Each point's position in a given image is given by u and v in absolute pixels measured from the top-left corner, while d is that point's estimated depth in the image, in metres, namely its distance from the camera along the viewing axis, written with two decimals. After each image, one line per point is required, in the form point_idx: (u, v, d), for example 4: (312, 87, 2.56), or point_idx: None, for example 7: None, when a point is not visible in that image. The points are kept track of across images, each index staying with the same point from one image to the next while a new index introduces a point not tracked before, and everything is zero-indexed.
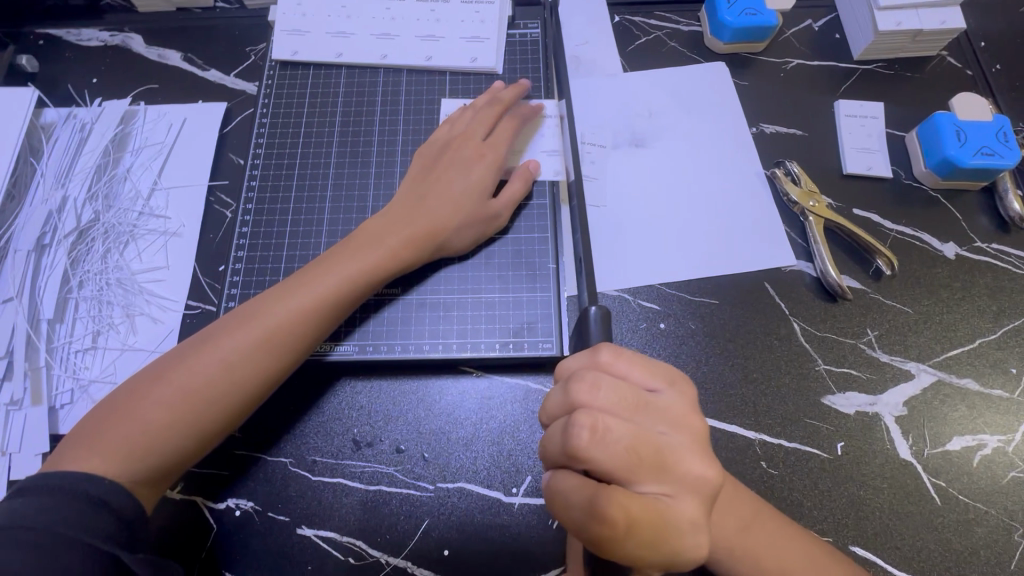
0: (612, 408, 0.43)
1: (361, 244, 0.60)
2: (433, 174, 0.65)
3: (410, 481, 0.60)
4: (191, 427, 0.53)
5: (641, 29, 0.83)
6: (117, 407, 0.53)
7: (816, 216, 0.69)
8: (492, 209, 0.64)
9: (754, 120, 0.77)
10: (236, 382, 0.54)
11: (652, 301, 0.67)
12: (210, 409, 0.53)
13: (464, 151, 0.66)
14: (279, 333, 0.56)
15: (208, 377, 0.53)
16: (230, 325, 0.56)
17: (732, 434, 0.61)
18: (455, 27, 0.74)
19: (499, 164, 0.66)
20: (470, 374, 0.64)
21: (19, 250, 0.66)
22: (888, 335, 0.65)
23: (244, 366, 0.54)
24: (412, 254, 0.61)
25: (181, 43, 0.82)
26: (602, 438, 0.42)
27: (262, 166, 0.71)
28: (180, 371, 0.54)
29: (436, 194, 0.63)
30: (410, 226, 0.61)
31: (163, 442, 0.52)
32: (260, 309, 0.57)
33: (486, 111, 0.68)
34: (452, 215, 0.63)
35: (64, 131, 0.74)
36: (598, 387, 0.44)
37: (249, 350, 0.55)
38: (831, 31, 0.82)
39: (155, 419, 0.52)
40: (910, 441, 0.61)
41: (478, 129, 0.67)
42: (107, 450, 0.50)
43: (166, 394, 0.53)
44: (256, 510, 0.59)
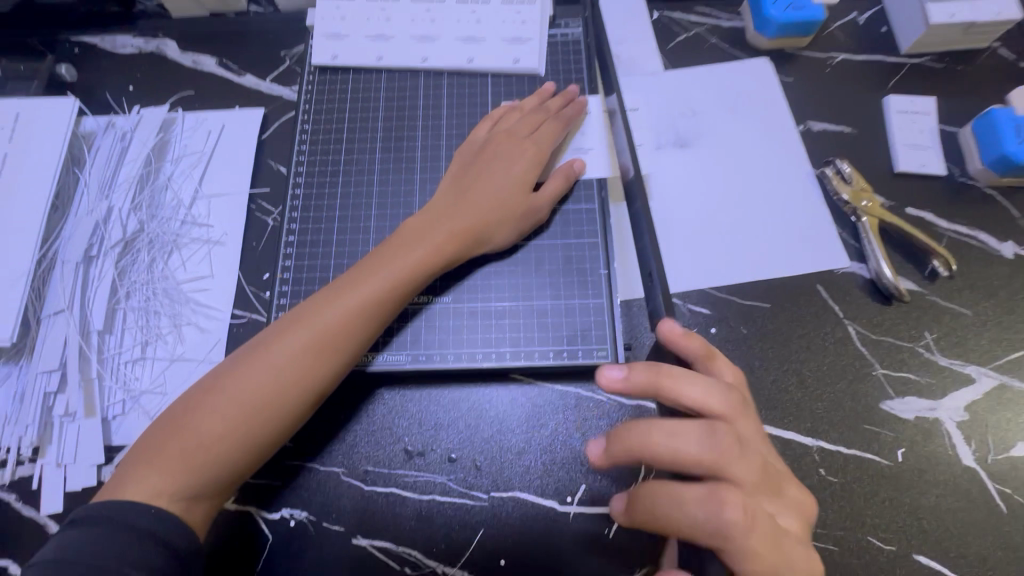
0: (741, 420, 0.47)
1: (405, 242, 0.58)
2: (474, 170, 0.63)
3: (464, 491, 0.60)
4: (246, 439, 0.50)
5: (682, 25, 0.81)
6: (173, 422, 0.51)
7: (870, 217, 0.67)
8: (532, 203, 0.63)
9: (801, 118, 0.75)
10: (289, 389, 0.51)
11: (702, 305, 0.66)
12: (263, 421, 0.51)
13: (504, 146, 0.64)
14: (329, 337, 0.53)
15: (260, 385, 0.51)
16: (279, 329, 0.53)
17: (789, 441, 0.60)
18: (496, 27, 0.73)
19: (540, 157, 0.65)
20: (521, 381, 0.63)
21: (67, 261, 0.66)
22: (947, 338, 0.64)
23: (296, 372, 0.52)
24: (456, 251, 0.59)
25: (216, 48, 0.81)
26: (738, 446, 0.45)
27: (304, 173, 0.70)
28: (232, 380, 0.51)
29: (479, 189, 0.62)
30: (454, 222, 0.60)
31: (218, 455, 0.50)
32: (308, 313, 0.54)
33: (530, 115, 0.67)
34: (493, 211, 0.61)
35: (104, 140, 0.74)
36: (730, 391, 0.47)
37: (299, 355, 0.52)
38: (878, 23, 0.80)
39: (209, 432, 0.50)
40: (973, 448, 0.59)
41: (522, 128, 0.66)
42: (165, 466, 0.49)
43: (219, 404, 0.50)
44: (311, 520, 0.59)
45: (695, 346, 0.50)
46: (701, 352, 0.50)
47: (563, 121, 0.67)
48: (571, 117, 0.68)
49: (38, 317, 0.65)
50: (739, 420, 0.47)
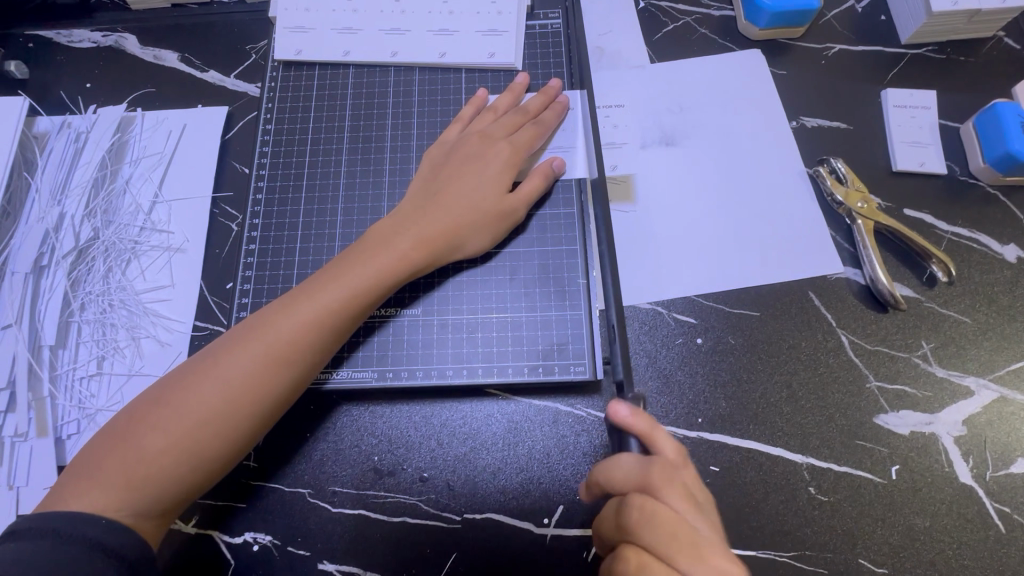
0: (667, 495, 0.43)
1: (370, 248, 0.55)
2: (445, 172, 0.60)
3: (436, 512, 0.57)
4: (194, 456, 0.47)
5: (669, 15, 0.76)
6: (114, 435, 0.47)
7: (865, 219, 0.63)
8: (508, 205, 0.59)
9: (794, 113, 0.71)
10: (241, 403, 0.48)
11: (687, 314, 0.63)
12: (212, 437, 0.47)
13: (477, 147, 0.61)
14: (286, 348, 0.49)
15: (209, 399, 0.47)
16: (232, 340, 0.50)
17: (777, 458, 0.57)
18: (470, 19, 0.69)
19: (516, 158, 0.61)
20: (496, 396, 0.60)
21: (17, 272, 0.63)
22: (945, 348, 0.60)
23: (249, 386, 0.48)
24: (424, 258, 0.56)
25: (177, 42, 0.77)
26: (648, 524, 0.42)
27: (268, 176, 0.66)
28: (180, 393, 0.48)
29: (451, 192, 0.58)
30: (422, 227, 0.56)
31: (163, 473, 0.46)
32: (263, 322, 0.50)
33: (509, 115, 0.63)
34: (465, 215, 0.57)
35: (58, 142, 0.70)
36: (655, 469, 0.43)
37: (253, 368, 0.48)
38: (876, 11, 0.75)
39: (152, 448, 0.46)
40: (971, 464, 0.56)
41: (499, 130, 0.62)
42: (105, 483, 0.45)
43: (165, 419, 0.47)
44: (275, 545, 0.56)
45: (634, 421, 0.45)
46: (644, 429, 0.45)
47: (543, 123, 0.63)
48: (551, 118, 0.64)
49: None
50: (668, 497, 0.43)
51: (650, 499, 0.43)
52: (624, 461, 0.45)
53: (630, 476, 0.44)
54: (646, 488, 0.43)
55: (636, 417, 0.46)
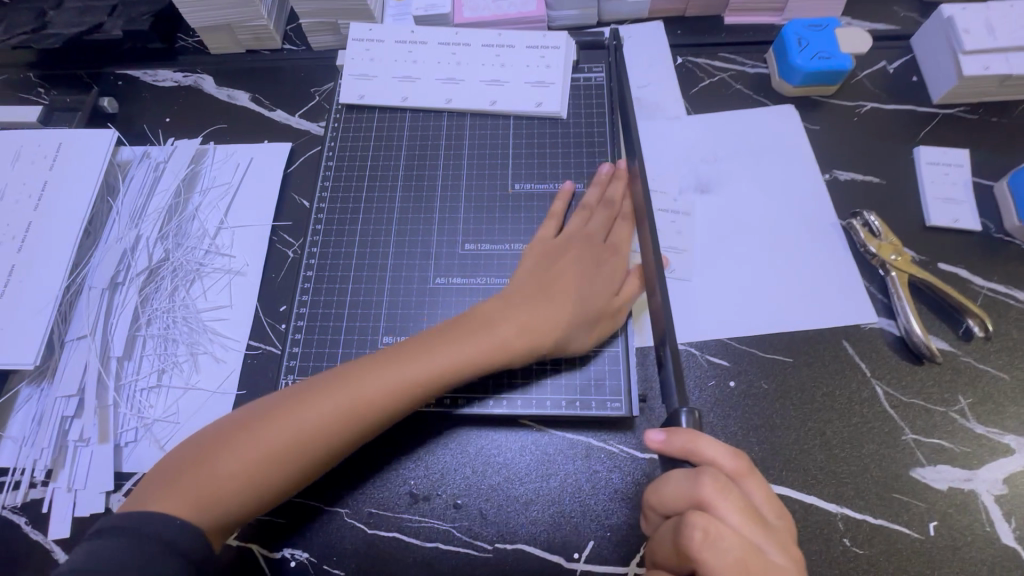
0: (722, 508, 0.44)
1: (472, 326, 0.57)
2: (558, 251, 0.63)
3: (468, 540, 0.58)
4: (265, 484, 0.50)
5: (705, 71, 0.81)
6: (199, 448, 0.50)
7: (899, 271, 0.65)
8: (610, 282, 0.62)
9: (827, 166, 0.74)
10: (313, 452, 0.51)
11: (719, 356, 0.64)
12: (288, 474, 0.50)
13: (580, 235, 0.64)
14: (358, 417, 0.52)
15: (284, 443, 0.50)
16: (316, 392, 0.53)
17: (810, 506, 0.57)
18: (521, 71, 0.74)
19: (612, 218, 0.66)
20: (531, 428, 0.62)
21: (94, 287, 0.68)
22: (983, 404, 0.60)
23: (322, 442, 0.51)
24: (544, 312, 0.58)
25: (250, 84, 0.84)
26: (710, 546, 0.43)
27: (327, 208, 0.71)
28: (264, 424, 0.51)
29: (566, 266, 0.61)
30: (526, 305, 0.58)
31: (235, 493, 0.49)
32: (354, 375, 0.54)
33: (595, 193, 0.67)
34: (579, 280, 0.61)
35: (139, 170, 0.77)
36: (707, 482, 0.44)
37: (331, 426, 0.51)
38: (907, 72, 0.79)
39: (227, 466, 0.49)
40: (1012, 525, 0.55)
41: (591, 201, 0.67)
42: (183, 492, 0.48)
43: (244, 441, 0.50)
44: (311, 562, 0.58)
45: (673, 440, 0.48)
46: (684, 448, 0.47)
47: (613, 200, 0.67)
48: (618, 193, 0.67)
49: (62, 341, 0.66)
50: (725, 512, 0.44)
51: (706, 514, 0.44)
52: (675, 476, 0.47)
53: (683, 492, 0.45)
54: (702, 503, 0.44)
55: (675, 437, 0.48)
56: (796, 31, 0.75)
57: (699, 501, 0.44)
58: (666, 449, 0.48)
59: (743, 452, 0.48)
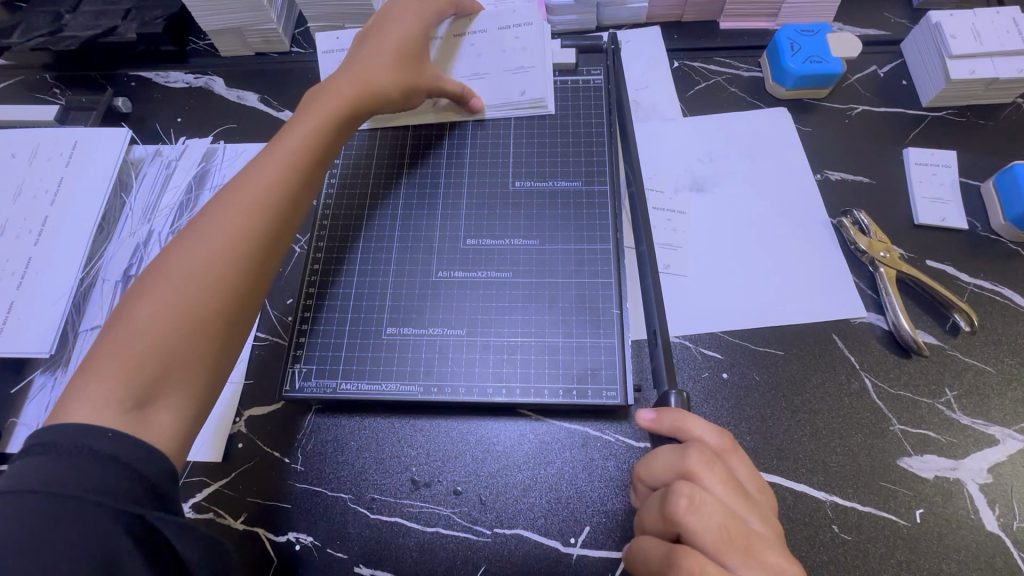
0: (706, 478, 0.46)
1: (283, 133, 0.62)
2: (350, 60, 0.68)
3: (467, 525, 0.60)
4: (198, 306, 0.51)
5: (701, 74, 0.83)
6: (109, 327, 0.50)
7: (888, 268, 0.67)
8: (418, 61, 0.69)
9: (818, 166, 0.76)
10: (230, 258, 0.53)
11: (712, 349, 0.66)
12: (229, 279, 0.53)
13: (379, 40, 0.69)
14: (267, 195, 0.57)
15: (199, 257, 0.52)
16: (215, 209, 0.56)
17: (800, 493, 0.59)
18: (498, 57, 0.76)
19: (422, 16, 0.71)
20: (529, 417, 0.64)
21: (108, 280, 0.71)
22: (969, 396, 0.62)
23: (231, 239, 0.54)
24: (360, 103, 0.66)
25: (259, 85, 0.87)
26: (696, 512, 0.45)
27: (333, 203, 0.73)
28: (169, 267, 0.52)
29: (365, 61, 0.67)
30: (327, 106, 0.64)
31: (159, 351, 0.49)
32: (236, 186, 0.57)
33: (403, 5, 0.71)
34: (380, 61, 0.67)
35: (151, 168, 0.79)
36: (692, 453, 0.47)
37: (240, 218, 0.55)
38: (897, 77, 0.81)
39: (147, 319, 0.49)
40: (996, 512, 0.57)
41: (406, 7, 0.71)
42: (109, 370, 0.47)
43: (157, 295, 0.50)
44: (316, 546, 0.60)
45: (662, 419, 0.51)
46: (673, 426, 0.51)
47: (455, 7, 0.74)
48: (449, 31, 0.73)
49: (77, 331, 0.69)
50: (709, 482, 0.46)
51: (692, 483, 0.46)
52: (664, 451, 0.50)
53: (671, 465, 0.48)
54: (688, 474, 0.47)
55: (664, 417, 0.51)
56: (788, 36, 0.78)
57: (684, 470, 0.47)
58: (655, 429, 0.52)
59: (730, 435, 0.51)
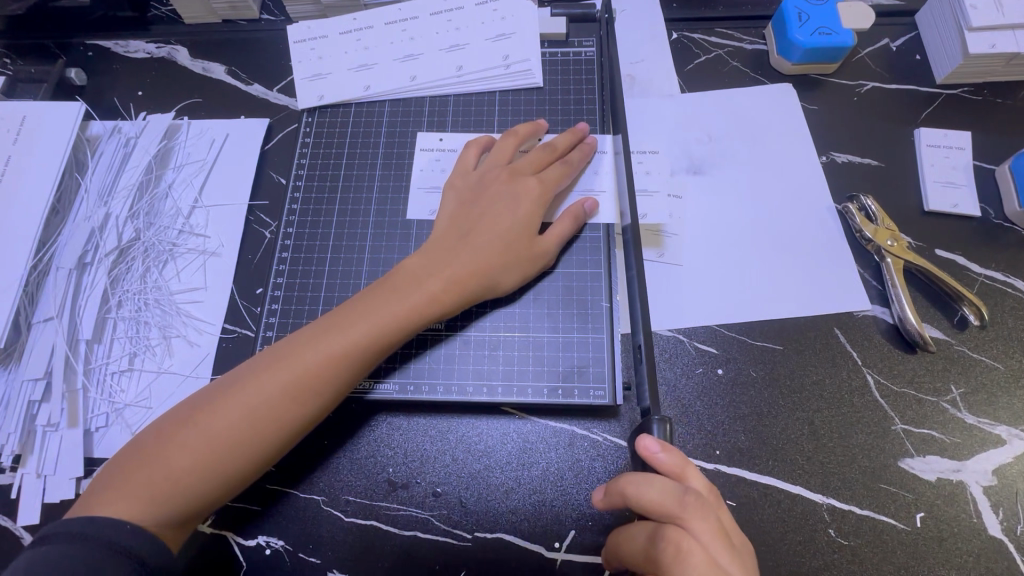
0: (698, 528, 0.43)
1: (399, 285, 0.55)
2: (476, 207, 0.60)
3: (447, 528, 0.57)
4: (220, 472, 0.48)
5: (701, 46, 0.78)
6: (143, 451, 0.48)
7: (895, 257, 0.63)
8: (538, 246, 0.59)
9: (823, 148, 0.71)
10: (270, 427, 0.49)
11: (707, 343, 0.62)
12: (253, 446, 0.48)
13: (505, 185, 0.61)
14: (333, 363, 0.51)
15: (243, 416, 0.48)
16: (277, 355, 0.51)
17: (796, 496, 0.56)
18: (477, 29, 0.72)
19: (544, 197, 0.61)
20: (513, 416, 0.60)
21: (61, 268, 0.66)
22: (975, 394, 0.59)
23: (276, 407, 0.49)
24: (455, 299, 0.56)
25: (226, 56, 0.80)
26: (681, 564, 0.42)
27: (304, 187, 0.69)
28: (211, 414, 0.48)
29: (482, 234, 0.58)
30: (428, 284, 0.55)
31: (185, 496, 0.47)
32: (294, 349, 0.51)
33: (536, 153, 0.63)
34: (497, 256, 0.58)
35: (109, 145, 0.73)
36: (689, 502, 0.44)
37: (282, 388, 0.49)
38: (911, 51, 0.76)
39: (179, 465, 0.47)
40: (1000, 516, 0.54)
41: (526, 166, 0.62)
42: (133, 494, 0.46)
43: (191, 438, 0.48)
44: (287, 550, 0.57)
45: (665, 457, 0.45)
46: (675, 465, 0.45)
47: (571, 164, 0.63)
48: (579, 159, 0.64)
49: (29, 323, 0.64)
50: (701, 533, 0.43)
51: (682, 532, 0.44)
52: (659, 487, 0.45)
53: (662, 507, 0.44)
54: (678, 519, 0.44)
55: (668, 454, 0.45)
56: (796, 5, 0.72)
57: (675, 518, 0.44)
58: (655, 463, 0.45)
59: (713, 481, 0.49)
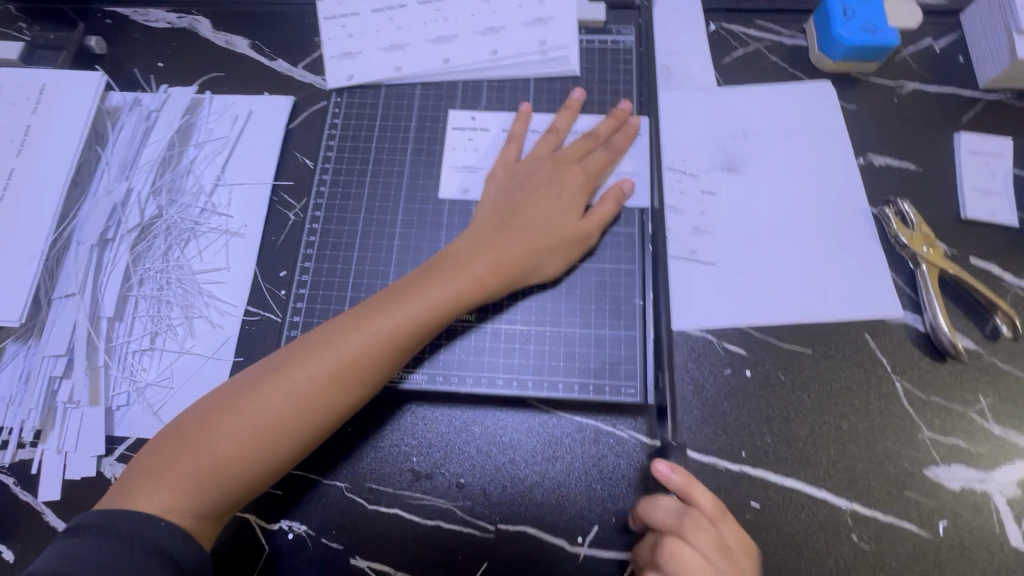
0: (696, 541, 0.49)
1: (442, 271, 0.54)
2: (520, 193, 0.59)
3: (469, 519, 0.57)
4: (263, 460, 0.47)
5: (739, 39, 0.76)
6: (183, 436, 0.47)
7: (930, 265, 0.62)
8: (583, 229, 0.59)
9: (862, 149, 0.70)
10: (314, 415, 0.48)
11: (737, 344, 0.62)
12: (296, 434, 0.48)
13: (550, 173, 0.60)
14: (378, 350, 0.50)
15: (284, 403, 0.48)
16: (317, 341, 0.50)
17: (821, 501, 0.56)
18: (514, 13, 0.70)
19: (589, 185, 0.60)
20: (539, 410, 0.60)
21: (82, 243, 0.64)
22: (1003, 405, 0.59)
23: (319, 395, 0.48)
24: (496, 287, 0.55)
25: (249, 29, 0.78)
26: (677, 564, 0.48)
27: (332, 169, 0.67)
28: (252, 402, 0.48)
29: (526, 219, 0.57)
30: (472, 269, 0.54)
31: (230, 484, 0.47)
32: (335, 335, 0.50)
33: (578, 141, 0.62)
34: (542, 239, 0.57)
35: (130, 119, 0.71)
36: (689, 516, 0.50)
37: (324, 376, 0.49)
38: (954, 52, 0.74)
39: (222, 453, 0.46)
40: (1022, 527, 0.55)
41: (570, 155, 0.61)
42: (176, 482, 0.45)
43: (233, 426, 0.47)
44: (309, 535, 0.57)
45: (673, 477, 0.51)
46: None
47: (613, 148, 0.62)
48: (622, 142, 0.63)
49: (50, 298, 0.63)
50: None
51: (680, 542, 0.49)
52: (663, 505, 0.51)
53: (665, 520, 0.51)
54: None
55: (676, 474, 0.52)
56: None
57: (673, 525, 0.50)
58: (665, 482, 0.51)
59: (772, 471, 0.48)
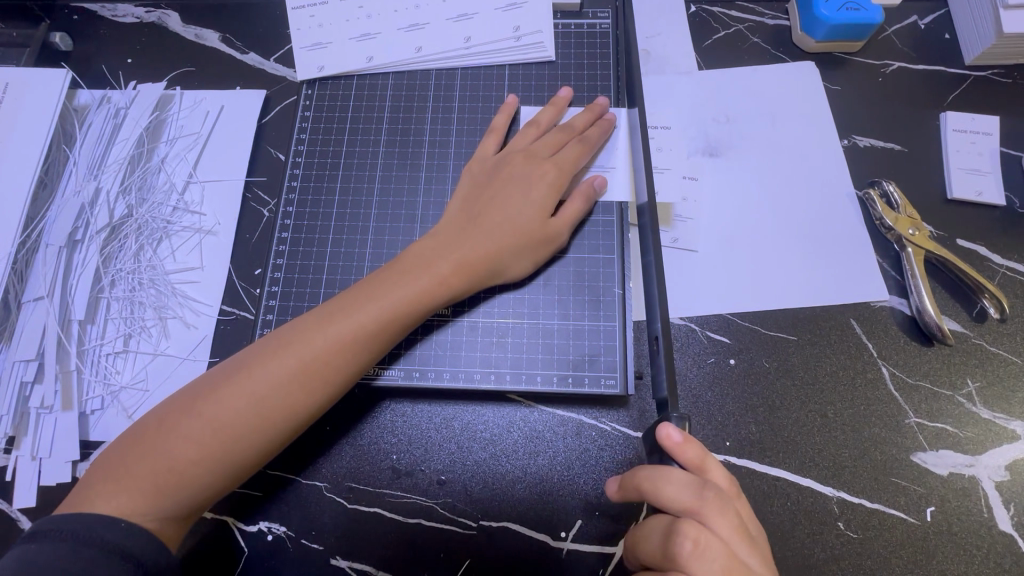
0: (718, 523, 0.43)
1: (408, 268, 0.53)
2: (490, 190, 0.58)
3: (451, 516, 0.56)
4: (226, 463, 0.46)
5: (720, 21, 0.74)
6: (143, 440, 0.46)
7: (916, 247, 0.61)
8: (550, 229, 0.57)
9: (846, 131, 0.68)
10: (277, 417, 0.47)
11: (721, 333, 0.61)
12: (259, 436, 0.47)
13: (523, 167, 0.59)
14: (341, 349, 0.49)
15: (247, 405, 0.47)
16: (281, 340, 0.49)
17: (806, 489, 0.55)
18: None
19: (561, 180, 0.59)
20: (518, 404, 0.59)
21: (50, 245, 0.63)
22: (991, 388, 0.58)
23: (283, 396, 0.47)
24: (464, 282, 0.54)
25: (219, 22, 0.76)
26: (700, 557, 0.42)
27: (305, 164, 0.66)
28: (214, 403, 0.47)
29: (494, 218, 0.56)
30: (439, 266, 0.53)
31: (190, 487, 0.46)
32: (299, 335, 0.49)
33: (553, 134, 0.61)
34: (508, 239, 0.55)
35: (97, 116, 0.70)
36: (708, 496, 0.43)
37: (287, 376, 0.48)
38: (939, 29, 0.72)
39: (183, 457, 0.45)
40: (1011, 511, 0.54)
41: (543, 148, 0.60)
42: (137, 486, 0.45)
43: (195, 428, 0.46)
44: (289, 536, 0.56)
45: (686, 449, 0.44)
46: (696, 458, 0.45)
47: (589, 142, 0.61)
48: (597, 135, 0.61)
49: (19, 301, 0.62)
50: (717, 525, 0.43)
51: (701, 527, 0.43)
52: (677, 477, 0.44)
53: (680, 499, 0.43)
54: (696, 515, 0.43)
55: (688, 445, 0.45)
56: None
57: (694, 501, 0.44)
58: (677, 452, 0.44)
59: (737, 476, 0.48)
